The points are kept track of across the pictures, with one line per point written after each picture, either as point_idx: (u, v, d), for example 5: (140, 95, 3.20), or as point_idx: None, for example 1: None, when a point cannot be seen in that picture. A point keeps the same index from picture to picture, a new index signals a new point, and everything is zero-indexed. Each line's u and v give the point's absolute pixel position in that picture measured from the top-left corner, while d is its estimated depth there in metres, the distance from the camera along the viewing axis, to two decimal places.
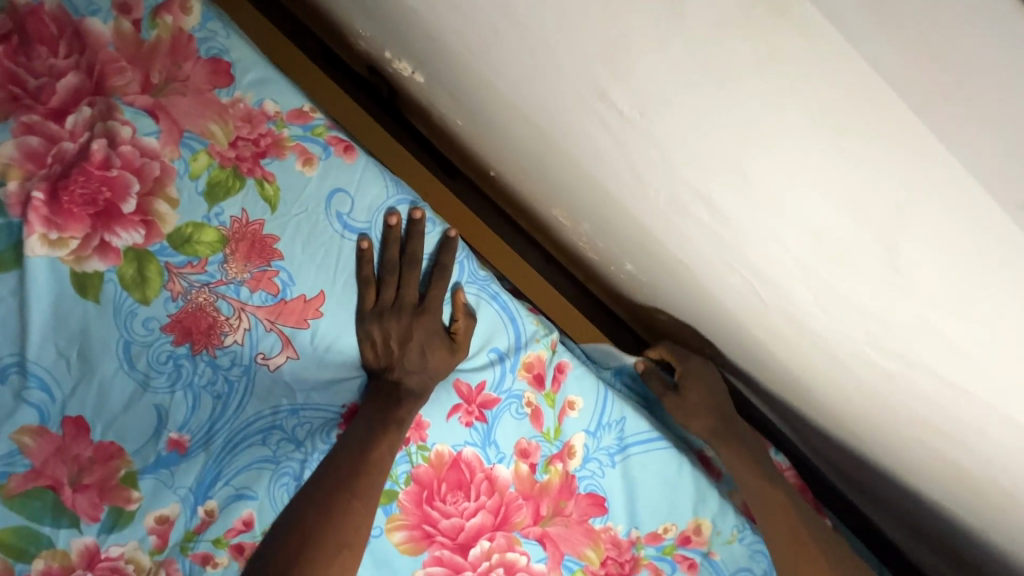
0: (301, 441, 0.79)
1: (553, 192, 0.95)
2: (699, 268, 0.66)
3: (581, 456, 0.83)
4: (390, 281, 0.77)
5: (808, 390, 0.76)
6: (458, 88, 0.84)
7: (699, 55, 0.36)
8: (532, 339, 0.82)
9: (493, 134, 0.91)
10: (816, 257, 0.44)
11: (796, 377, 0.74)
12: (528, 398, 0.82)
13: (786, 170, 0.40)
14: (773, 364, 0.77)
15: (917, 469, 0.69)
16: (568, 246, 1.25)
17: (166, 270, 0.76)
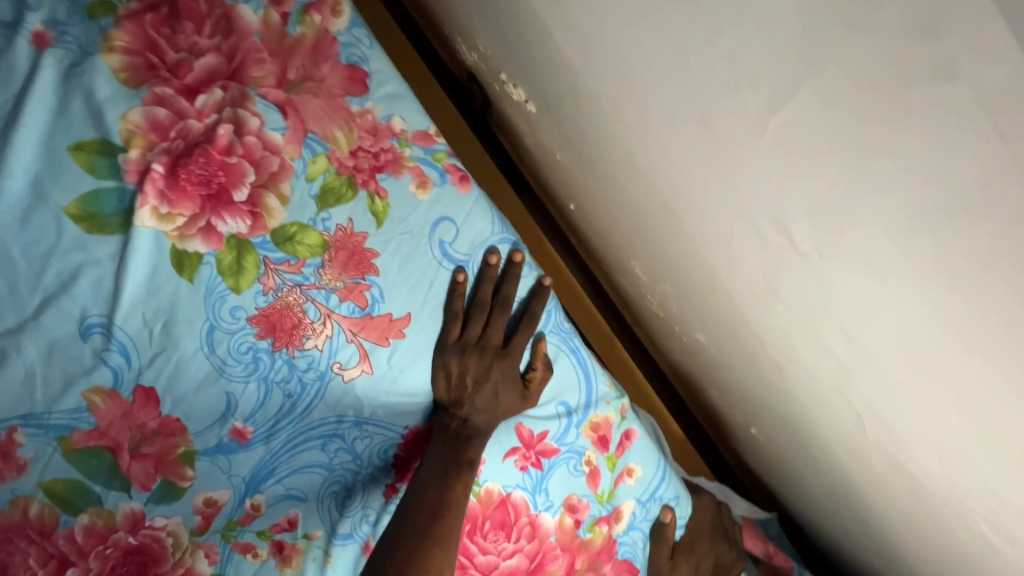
0: (358, 454, 0.82)
1: (642, 250, 0.94)
2: (796, 378, 0.67)
3: (627, 522, 0.85)
4: (478, 318, 0.77)
5: (865, 507, 0.78)
6: (578, 135, 0.83)
7: (942, 257, 0.35)
8: (603, 399, 0.82)
9: (598, 182, 0.90)
10: (973, 438, 0.45)
11: (859, 494, 0.75)
12: (589, 457, 0.82)
13: (984, 371, 0.39)
14: (837, 476, 0.77)
15: None
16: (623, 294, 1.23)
17: (263, 263, 0.76)
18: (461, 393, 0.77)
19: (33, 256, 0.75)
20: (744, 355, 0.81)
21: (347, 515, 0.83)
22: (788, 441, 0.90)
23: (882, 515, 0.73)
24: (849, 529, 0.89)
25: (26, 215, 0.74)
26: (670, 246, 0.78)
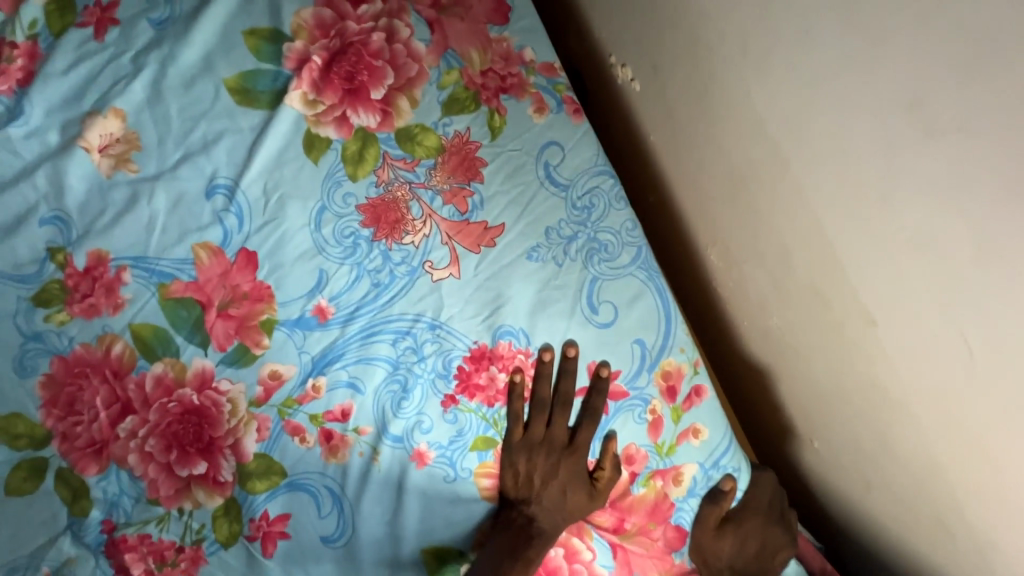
0: (424, 356, 0.81)
1: (723, 227, 0.97)
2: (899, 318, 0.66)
3: (686, 488, 0.81)
4: (540, 417, 0.80)
5: (949, 504, 0.72)
6: (688, 97, 0.90)
7: None
8: (678, 346, 0.81)
9: (694, 148, 0.95)
10: None
11: (945, 482, 0.70)
12: (654, 405, 0.80)
13: None
14: (916, 466, 0.74)
15: None
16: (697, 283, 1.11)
17: (382, 157, 0.83)
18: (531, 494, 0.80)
19: (186, 118, 0.84)
20: (823, 327, 0.81)
21: (400, 417, 0.80)
22: (848, 438, 0.85)
23: (968, 505, 0.68)
24: (913, 550, 0.82)
25: (192, 81, 0.83)
26: (769, 203, 0.81)
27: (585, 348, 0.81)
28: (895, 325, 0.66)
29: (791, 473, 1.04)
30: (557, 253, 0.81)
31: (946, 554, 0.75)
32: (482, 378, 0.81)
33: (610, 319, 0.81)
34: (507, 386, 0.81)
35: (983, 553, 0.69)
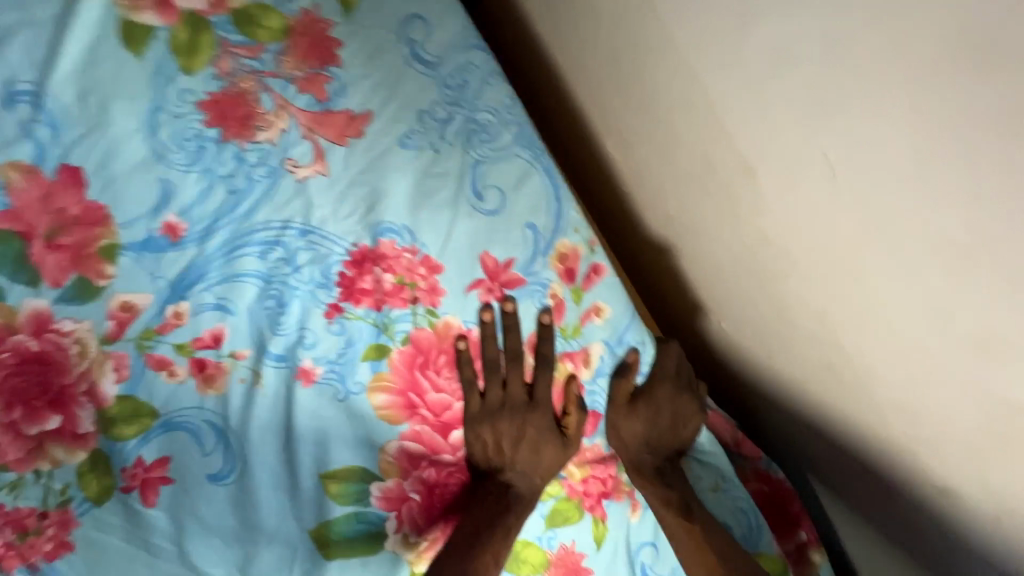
0: (298, 266, 0.73)
1: (616, 111, 0.94)
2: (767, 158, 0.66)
3: (596, 369, 0.79)
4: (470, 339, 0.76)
5: (835, 341, 0.74)
6: None
7: None
8: (572, 227, 0.78)
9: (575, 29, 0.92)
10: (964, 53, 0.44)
11: (830, 318, 0.72)
12: (554, 289, 0.77)
13: None
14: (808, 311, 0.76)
15: (951, 430, 0.65)
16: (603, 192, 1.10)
17: (219, 45, 0.72)
18: (515, 465, 0.76)
19: None
20: (713, 194, 0.80)
21: (279, 335, 0.73)
22: (746, 301, 0.87)
23: (850, 337, 0.71)
24: (810, 399, 0.86)
25: None
26: (648, 66, 0.79)
27: (476, 239, 0.77)
28: (776, 166, 0.66)
29: (703, 358, 1.07)
30: (433, 140, 0.75)
31: (838, 393, 0.79)
32: (367, 281, 0.75)
33: (494, 208, 0.77)
34: (394, 286, 0.76)
35: (869, 381, 0.72)
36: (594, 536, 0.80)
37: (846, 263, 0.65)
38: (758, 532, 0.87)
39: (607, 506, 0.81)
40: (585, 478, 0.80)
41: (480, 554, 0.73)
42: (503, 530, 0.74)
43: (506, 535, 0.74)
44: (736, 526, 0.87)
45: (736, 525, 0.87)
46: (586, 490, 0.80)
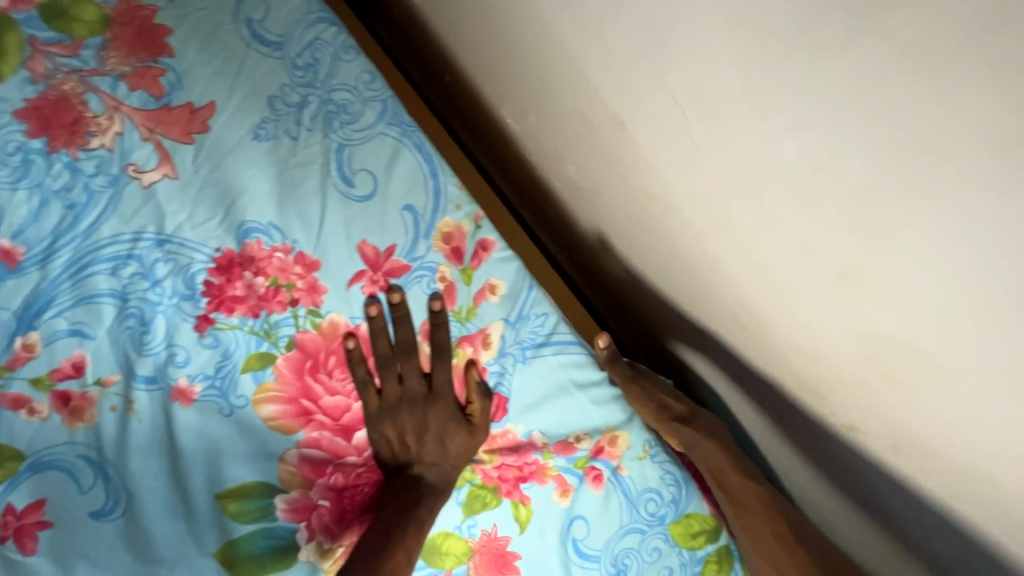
0: (157, 280, 0.68)
1: (505, 74, 0.89)
2: (627, 110, 0.63)
3: (497, 349, 0.76)
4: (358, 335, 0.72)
5: (732, 292, 0.72)
6: None
7: None
8: (453, 203, 0.75)
9: None
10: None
11: (722, 270, 0.70)
12: (442, 272, 0.74)
13: None
14: (704, 263, 0.73)
15: (842, 370, 0.63)
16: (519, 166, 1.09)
17: (29, 44, 0.64)
18: (425, 458, 0.73)
19: None
20: (599, 151, 0.76)
21: (147, 355, 0.68)
22: (654, 258, 0.86)
23: (743, 287, 0.68)
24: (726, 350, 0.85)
25: None
26: (513, 24, 0.75)
27: (352, 228, 0.72)
28: (636, 119, 0.62)
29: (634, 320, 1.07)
30: (291, 128, 0.70)
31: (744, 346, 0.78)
32: (238, 288, 0.70)
33: (367, 194, 0.72)
34: (269, 290, 0.71)
35: (768, 328, 0.71)
36: (516, 520, 0.78)
37: (715, 212, 0.62)
38: (684, 493, 0.85)
39: (527, 489, 0.78)
40: (497, 463, 0.78)
41: (392, 556, 0.67)
42: (417, 526, 0.70)
43: (420, 531, 0.70)
44: (666, 491, 0.83)
45: (665, 490, 0.83)
46: (502, 475, 0.78)
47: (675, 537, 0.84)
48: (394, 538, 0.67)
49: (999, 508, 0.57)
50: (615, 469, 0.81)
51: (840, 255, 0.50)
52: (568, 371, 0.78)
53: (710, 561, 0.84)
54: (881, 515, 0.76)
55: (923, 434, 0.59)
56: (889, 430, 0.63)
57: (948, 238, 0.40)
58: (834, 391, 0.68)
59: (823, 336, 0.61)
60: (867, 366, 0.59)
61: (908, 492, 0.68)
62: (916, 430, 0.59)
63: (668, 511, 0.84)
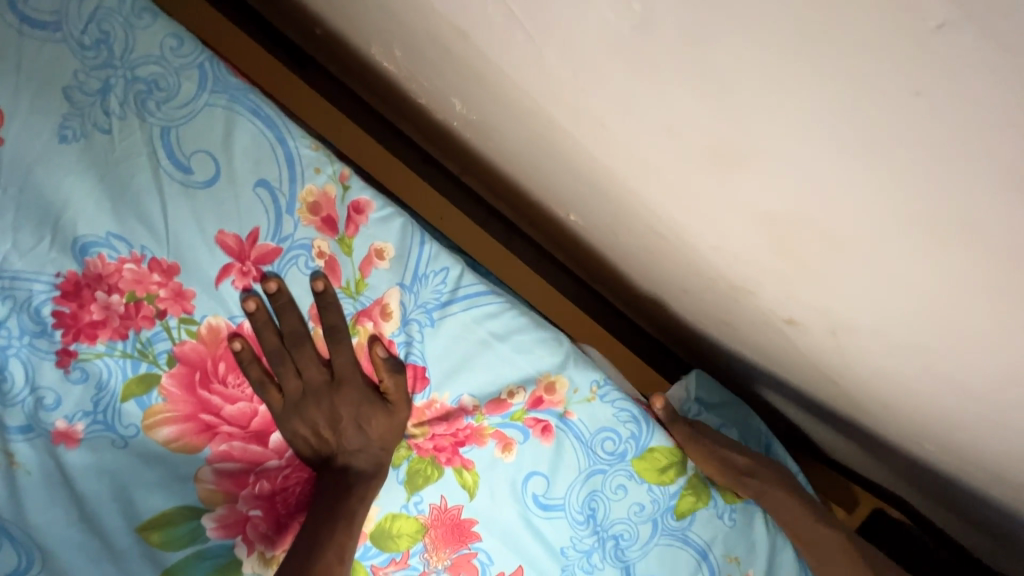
0: (0, 322, 0.61)
1: (356, 8, 0.78)
2: (460, 12, 0.53)
3: (399, 317, 0.69)
4: (243, 335, 0.65)
5: (639, 202, 0.65)
6: None
7: None
8: (311, 167, 0.66)
9: None
10: None
11: (621, 181, 0.62)
12: (319, 247, 0.67)
13: None
14: (602, 176, 0.65)
15: (761, 264, 0.56)
16: (421, 110, 1.00)
17: None
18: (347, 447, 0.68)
19: None
20: (466, 72, 0.67)
21: (14, 405, 0.63)
22: (565, 178, 0.78)
23: (645, 195, 0.61)
24: (661, 259, 0.79)
25: None
26: None
27: (204, 219, 0.64)
28: (472, 20, 0.52)
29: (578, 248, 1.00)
30: (102, 120, 0.61)
31: (693, 272, 0.73)
32: (94, 312, 0.63)
33: (211, 177, 0.64)
34: (129, 306, 0.63)
35: (684, 235, 0.64)
36: (463, 487, 0.74)
37: (585, 115, 0.53)
38: (645, 428, 0.79)
39: (468, 453, 0.74)
40: (430, 435, 0.72)
41: (323, 556, 0.63)
42: (346, 520, 0.65)
43: (351, 526, 0.65)
44: (624, 428, 0.78)
45: (623, 427, 0.78)
46: (438, 445, 0.73)
47: (640, 473, 0.79)
48: (321, 540, 0.62)
49: (946, 372, 0.52)
50: (562, 416, 0.76)
51: (706, 132, 0.42)
52: (485, 325, 0.72)
53: (684, 493, 0.81)
54: (844, 388, 0.73)
55: (849, 313, 0.54)
56: (823, 316, 0.58)
57: (797, 75, 0.32)
58: (763, 287, 0.62)
59: (728, 229, 0.54)
60: (778, 254, 0.52)
61: (857, 365, 0.63)
62: (843, 310, 0.54)
63: (630, 447, 0.79)
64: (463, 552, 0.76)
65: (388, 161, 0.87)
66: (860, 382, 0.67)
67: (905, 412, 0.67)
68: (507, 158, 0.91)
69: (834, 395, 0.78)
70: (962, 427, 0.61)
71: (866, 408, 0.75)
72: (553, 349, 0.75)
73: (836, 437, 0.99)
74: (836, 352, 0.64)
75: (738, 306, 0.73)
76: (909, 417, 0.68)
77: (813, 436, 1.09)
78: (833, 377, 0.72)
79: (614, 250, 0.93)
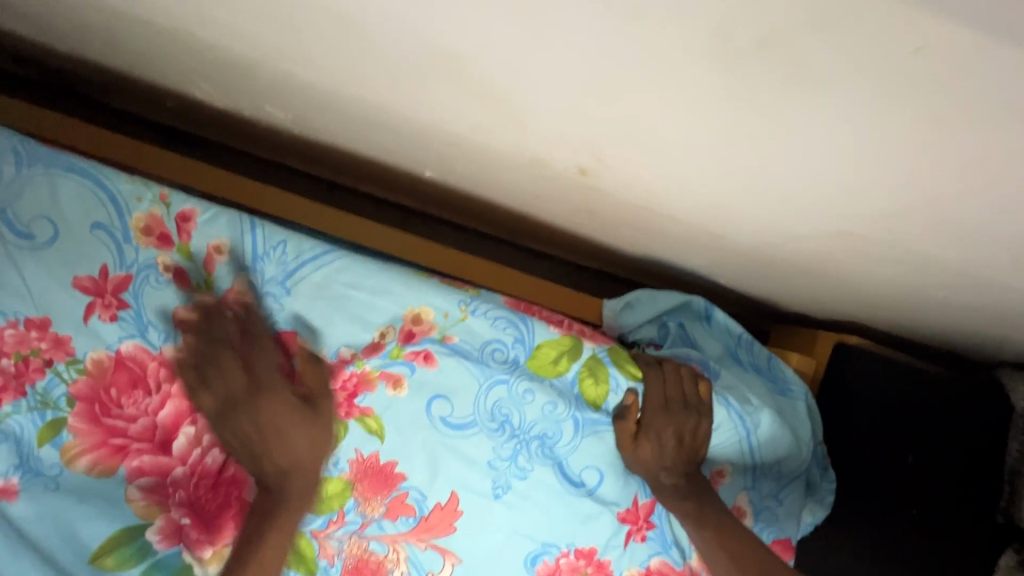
0: None
1: (162, 67, 0.88)
2: (188, 20, 0.62)
3: (253, 298, 0.75)
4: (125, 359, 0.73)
5: (420, 121, 0.71)
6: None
7: None
8: (132, 197, 0.74)
9: (60, 33, 0.86)
10: None
11: (389, 105, 0.68)
12: (163, 262, 0.74)
13: None
14: (382, 112, 0.72)
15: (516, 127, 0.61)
16: (268, 141, 1.09)
17: None
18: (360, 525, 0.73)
19: None
20: (245, 73, 0.76)
21: None
22: (382, 133, 0.85)
23: (411, 109, 0.67)
24: (492, 171, 0.84)
25: None
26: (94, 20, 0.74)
27: (58, 273, 0.72)
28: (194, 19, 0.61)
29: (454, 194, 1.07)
30: None
31: (510, 168, 0.78)
32: None
33: (53, 235, 0.72)
34: (20, 365, 0.72)
35: (464, 133, 0.69)
36: (372, 433, 0.79)
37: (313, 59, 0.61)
38: (526, 329, 0.81)
39: (363, 402, 0.78)
40: (320, 396, 0.77)
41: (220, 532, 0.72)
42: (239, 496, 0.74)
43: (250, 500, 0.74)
44: (506, 333, 0.81)
45: (505, 333, 0.81)
46: (332, 405, 0.78)
47: (539, 372, 0.81)
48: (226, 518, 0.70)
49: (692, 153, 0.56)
50: (440, 341, 0.80)
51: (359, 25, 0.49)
52: (337, 280, 0.77)
53: (583, 377, 0.81)
54: (684, 216, 0.75)
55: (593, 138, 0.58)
56: (589, 152, 0.62)
57: None
58: (542, 151, 0.66)
59: (460, 100, 0.60)
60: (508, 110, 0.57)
61: (657, 186, 0.67)
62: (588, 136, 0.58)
63: (519, 352, 0.81)
64: (395, 494, 0.79)
65: (243, 184, 0.96)
66: (679, 202, 0.71)
67: (731, 215, 0.70)
68: (346, 142, 0.98)
69: (693, 228, 0.80)
70: (762, 203, 0.64)
71: (719, 230, 0.78)
72: (408, 282, 0.79)
73: (749, 275, 0.99)
74: (635, 184, 0.68)
75: (560, 182, 0.77)
76: (738, 217, 0.70)
77: (741, 288, 1.09)
78: (668, 209, 0.75)
79: (474, 183, 0.99)
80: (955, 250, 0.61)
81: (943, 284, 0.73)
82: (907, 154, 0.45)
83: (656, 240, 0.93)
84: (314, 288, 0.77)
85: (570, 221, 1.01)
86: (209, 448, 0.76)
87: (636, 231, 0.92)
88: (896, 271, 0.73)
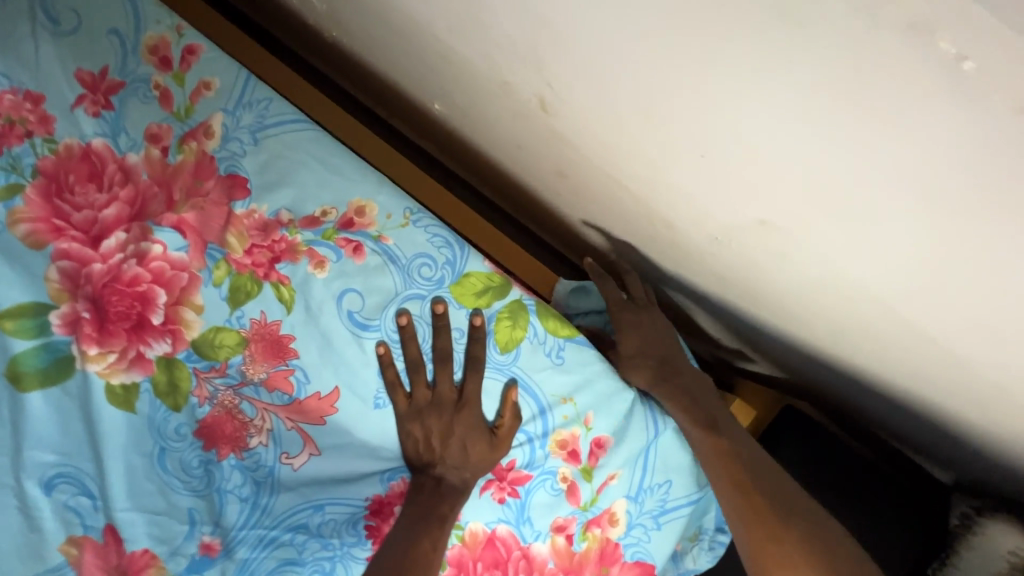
0: None
1: None
2: None
3: (221, 137, 0.80)
4: (91, 155, 0.79)
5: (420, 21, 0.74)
6: None
7: None
8: (152, 19, 0.80)
9: None
10: None
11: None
12: (155, 81, 0.80)
13: None
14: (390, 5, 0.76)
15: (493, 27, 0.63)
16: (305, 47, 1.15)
17: None
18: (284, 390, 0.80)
19: None
20: None
21: None
22: (395, 46, 0.89)
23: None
24: (480, 107, 0.86)
25: None
26: None
27: (67, 60, 0.79)
28: None
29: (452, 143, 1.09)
30: None
31: (493, 100, 0.80)
32: None
33: (76, 27, 0.79)
34: (6, 127, 0.79)
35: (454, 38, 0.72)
36: (281, 302, 0.79)
37: None
38: (460, 254, 0.81)
39: (283, 269, 0.79)
40: (248, 249, 0.79)
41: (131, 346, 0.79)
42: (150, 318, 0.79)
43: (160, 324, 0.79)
44: (438, 253, 0.80)
45: (437, 252, 0.80)
46: (256, 261, 0.79)
47: (458, 299, 0.80)
48: (135, 330, 0.77)
49: (635, 91, 0.55)
50: (374, 239, 0.80)
51: None
52: (301, 147, 0.80)
53: (501, 318, 0.80)
54: (640, 193, 0.74)
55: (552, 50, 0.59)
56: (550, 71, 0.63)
57: None
58: (515, 70, 0.67)
59: None
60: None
61: (611, 138, 0.66)
62: (548, 46, 0.59)
63: (445, 274, 0.80)
64: (281, 368, 0.80)
65: (239, 37, 0.95)
66: (631, 168, 0.69)
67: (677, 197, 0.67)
68: (369, 51, 0.99)
69: (649, 215, 0.78)
70: (701, 184, 0.61)
71: (671, 224, 0.75)
72: (364, 173, 0.81)
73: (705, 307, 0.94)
74: (592, 130, 0.68)
75: (533, 124, 0.78)
76: (686, 205, 0.68)
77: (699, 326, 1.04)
78: (625, 179, 0.73)
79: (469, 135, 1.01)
80: (892, 284, 0.54)
81: (882, 344, 0.65)
82: (801, 108, 0.42)
83: (622, 233, 0.91)
84: (278, 147, 0.80)
85: (549, 197, 1.00)
86: (130, 258, 0.79)
87: (603, 216, 0.91)
88: (837, 318, 0.66)
